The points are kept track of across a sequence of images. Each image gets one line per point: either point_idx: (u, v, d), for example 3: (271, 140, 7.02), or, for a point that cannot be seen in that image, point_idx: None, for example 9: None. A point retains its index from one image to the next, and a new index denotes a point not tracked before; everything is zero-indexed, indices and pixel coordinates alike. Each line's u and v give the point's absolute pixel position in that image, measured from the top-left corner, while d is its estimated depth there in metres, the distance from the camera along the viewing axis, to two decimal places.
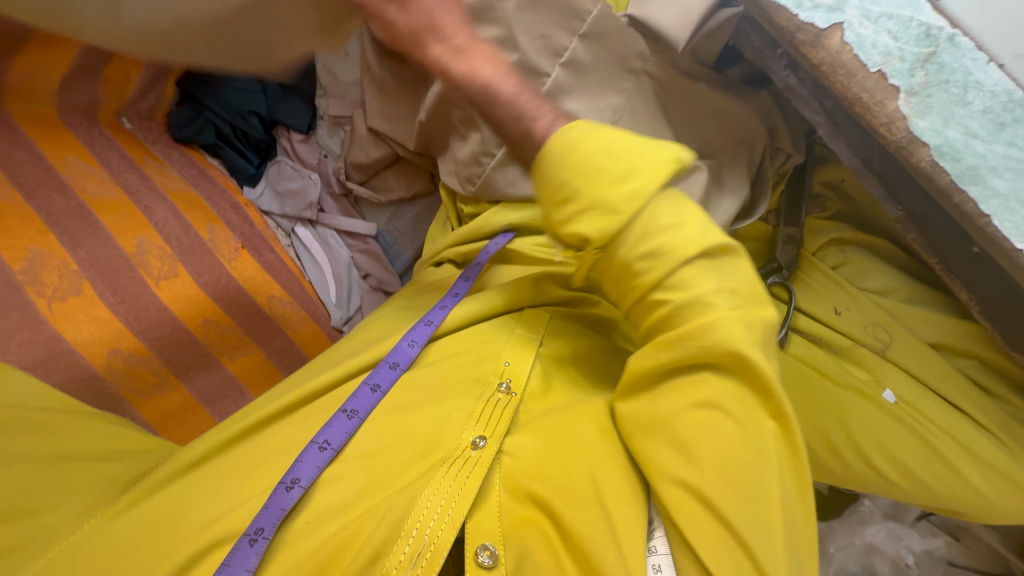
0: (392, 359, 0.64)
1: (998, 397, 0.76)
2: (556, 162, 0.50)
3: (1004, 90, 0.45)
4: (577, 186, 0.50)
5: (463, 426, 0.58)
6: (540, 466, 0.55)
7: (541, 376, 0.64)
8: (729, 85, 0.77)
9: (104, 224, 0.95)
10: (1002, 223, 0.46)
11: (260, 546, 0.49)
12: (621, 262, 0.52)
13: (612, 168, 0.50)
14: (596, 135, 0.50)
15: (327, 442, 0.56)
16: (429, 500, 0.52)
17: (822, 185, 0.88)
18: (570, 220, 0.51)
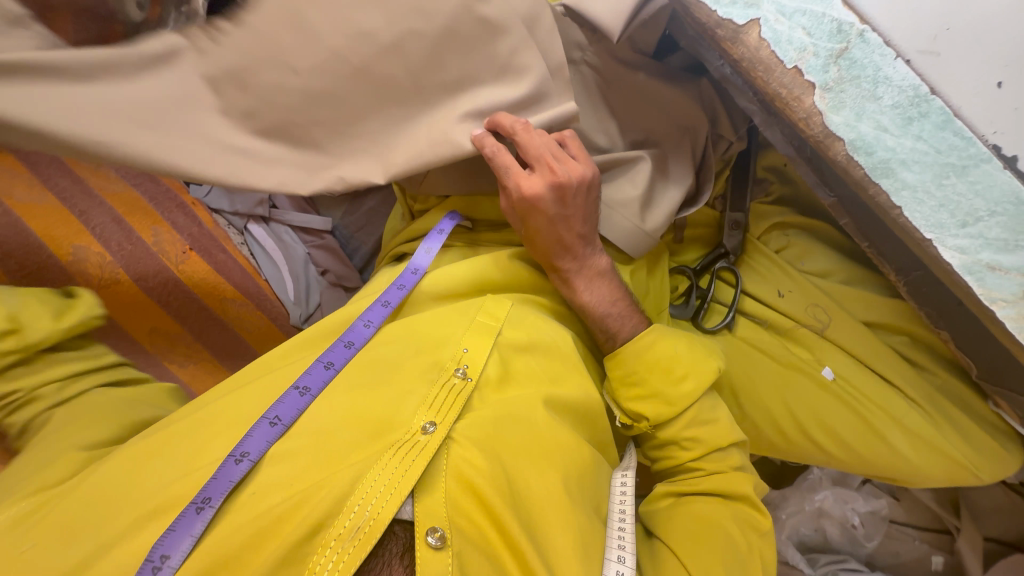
0: (347, 338, 0.61)
1: (925, 368, 0.80)
2: (631, 357, 0.69)
3: (910, 86, 0.46)
4: (646, 379, 0.69)
5: (416, 410, 0.55)
6: (481, 457, 0.53)
7: (498, 365, 0.62)
8: (670, 74, 0.77)
9: (35, 231, 0.91)
10: (911, 214, 0.48)
11: (207, 515, 0.46)
12: (667, 434, 0.71)
13: (673, 372, 0.69)
14: (666, 342, 0.70)
15: (278, 418, 0.52)
16: (374, 478, 0.48)
17: (766, 170, 0.89)
18: (634, 398, 0.70)
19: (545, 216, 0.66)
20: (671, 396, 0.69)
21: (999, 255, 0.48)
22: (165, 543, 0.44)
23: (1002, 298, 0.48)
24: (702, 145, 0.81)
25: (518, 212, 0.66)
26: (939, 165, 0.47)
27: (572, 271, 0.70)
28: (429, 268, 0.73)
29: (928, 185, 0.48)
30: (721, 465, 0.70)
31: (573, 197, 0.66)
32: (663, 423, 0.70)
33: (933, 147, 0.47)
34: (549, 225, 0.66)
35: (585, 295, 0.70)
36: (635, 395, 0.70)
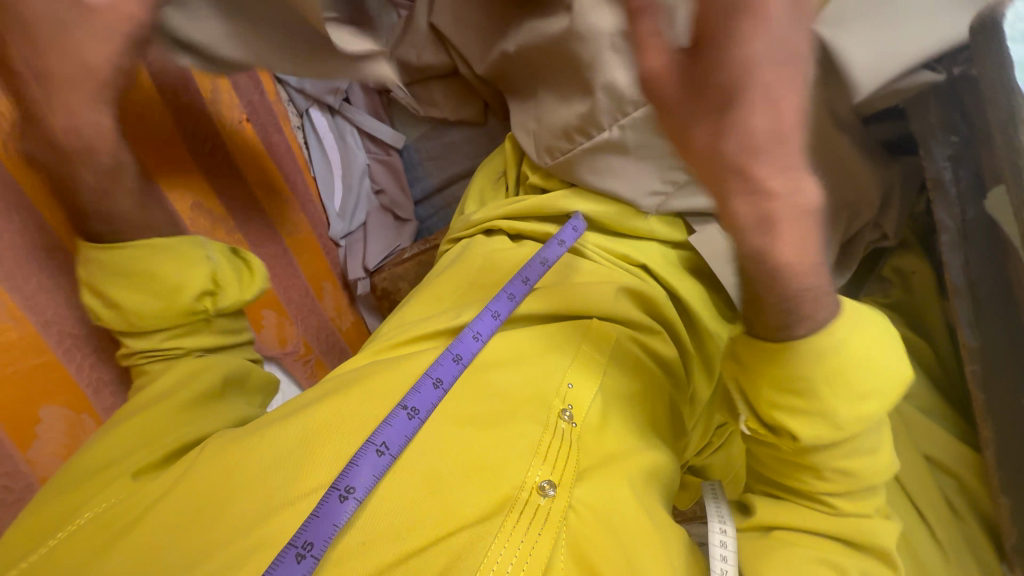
0: (456, 350, 0.60)
1: (959, 515, 0.77)
2: (815, 356, 0.47)
3: None
4: (817, 391, 0.48)
5: (529, 462, 0.53)
6: (603, 535, 0.51)
7: (600, 410, 0.60)
8: (868, 147, 0.68)
9: None
10: None
11: (309, 565, 0.44)
12: (810, 459, 0.52)
13: (860, 386, 0.49)
14: (862, 339, 0.49)
15: (385, 446, 0.51)
16: (498, 553, 0.47)
17: (892, 270, 0.85)
18: (791, 411, 0.50)
19: (760, 30, 0.36)
20: (841, 418, 0.49)
21: None
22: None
23: None
24: (858, 227, 0.73)
25: (708, 19, 0.37)
26: None
27: (732, 155, 0.39)
28: (540, 278, 0.70)
29: None
30: (862, 506, 0.55)
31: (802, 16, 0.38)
32: (815, 446, 0.51)
33: None
34: (744, 49, 0.37)
35: (744, 216, 0.41)
36: (792, 407, 0.49)
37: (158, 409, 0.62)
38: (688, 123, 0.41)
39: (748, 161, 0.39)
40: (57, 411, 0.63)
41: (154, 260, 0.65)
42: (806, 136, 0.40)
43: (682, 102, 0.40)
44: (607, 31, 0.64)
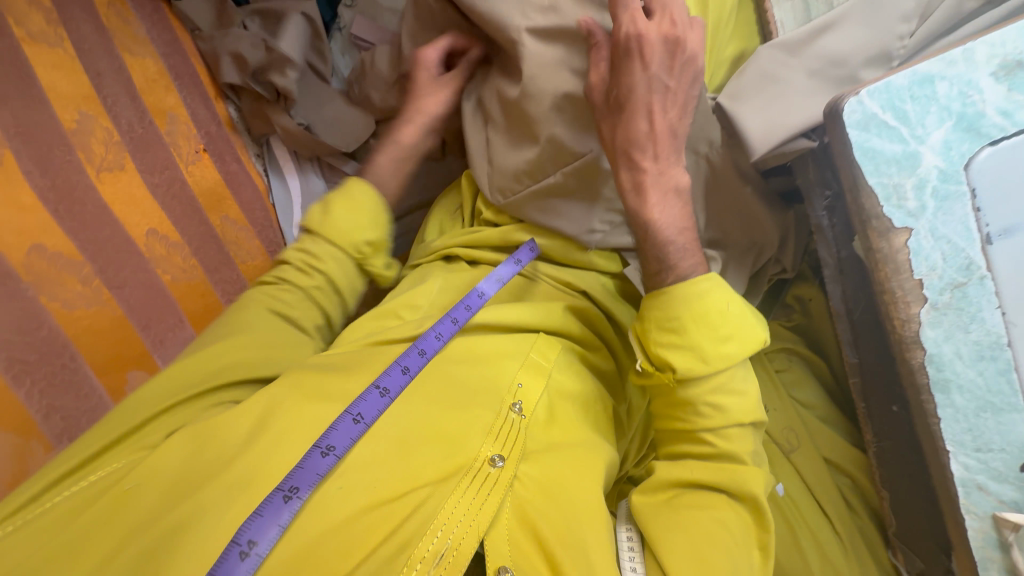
0: (420, 346, 0.68)
1: (853, 509, 0.91)
2: (680, 301, 0.62)
3: (995, 334, 0.53)
4: (687, 328, 0.62)
5: (482, 440, 0.61)
6: (540, 500, 0.59)
7: (548, 407, 0.68)
8: (769, 196, 0.81)
9: (40, 81, 0.74)
10: (944, 426, 0.58)
11: (294, 506, 0.51)
12: (682, 395, 0.64)
13: (721, 327, 0.62)
14: (723, 294, 0.63)
15: (360, 416, 0.59)
16: (452, 508, 0.55)
17: (795, 297, 0.99)
18: (667, 344, 0.63)
19: (642, 70, 0.65)
20: (706, 352, 0.62)
21: (991, 480, 0.58)
22: (252, 527, 0.49)
23: (976, 511, 0.58)
24: (763, 261, 0.85)
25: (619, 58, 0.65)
26: (984, 400, 0.56)
27: (619, 141, 0.67)
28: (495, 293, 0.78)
29: (969, 412, 0.57)
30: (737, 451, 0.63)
31: (678, 73, 0.66)
32: (688, 380, 0.63)
33: (987, 385, 0.55)
34: (625, 84, 0.65)
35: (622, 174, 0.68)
36: (671, 342, 0.63)
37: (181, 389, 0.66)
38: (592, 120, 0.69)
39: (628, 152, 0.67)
40: (3, 438, 0.62)
41: (372, 208, 0.86)
42: (669, 142, 0.67)
43: (604, 111, 0.68)
44: (552, 96, 0.73)
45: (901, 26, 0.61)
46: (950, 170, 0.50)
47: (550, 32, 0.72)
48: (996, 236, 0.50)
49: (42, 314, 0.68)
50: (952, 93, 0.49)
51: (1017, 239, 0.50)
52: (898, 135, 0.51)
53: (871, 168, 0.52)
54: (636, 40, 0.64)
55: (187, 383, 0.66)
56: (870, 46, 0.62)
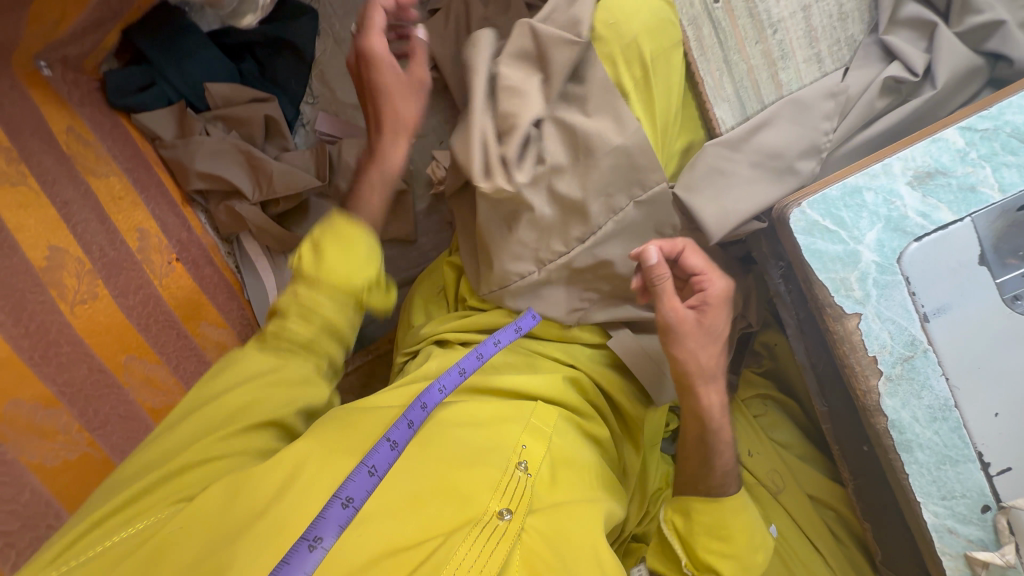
0: (423, 399, 0.69)
1: (842, 542, 0.97)
2: (730, 514, 0.69)
3: (943, 398, 0.60)
4: (734, 537, 0.69)
5: (490, 495, 0.62)
6: (550, 553, 0.60)
7: (550, 468, 0.70)
8: (728, 263, 0.88)
9: (7, 223, 0.72)
10: (912, 480, 0.63)
11: (319, 555, 0.50)
12: None
13: (755, 536, 0.71)
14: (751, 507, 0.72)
15: (374, 468, 0.59)
16: (461, 555, 0.56)
17: (761, 345, 1.05)
18: (716, 554, 0.69)
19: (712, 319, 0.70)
20: (745, 561, 0.69)
21: (958, 523, 0.64)
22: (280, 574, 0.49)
23: (950, 552, 0.64)
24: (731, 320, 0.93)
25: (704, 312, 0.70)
26: (942, 454, 0.62)
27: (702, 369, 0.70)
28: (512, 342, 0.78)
29: (931, 465, 0.63)
30: None
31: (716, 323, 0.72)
32: None
33: (942, 442, 0.61)
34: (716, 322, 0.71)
35: (711, 395, 0.72)
36: (718, 551, 0.69)
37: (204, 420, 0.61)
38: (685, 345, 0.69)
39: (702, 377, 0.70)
40: None
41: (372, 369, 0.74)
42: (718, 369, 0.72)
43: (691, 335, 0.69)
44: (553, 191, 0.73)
45: (825, 124, 0.69)
46: (885, 262, 0.56)
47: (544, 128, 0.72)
48: (932, 314, 0.57)
49: (23, 477, 0.65)
50: (878, 200, 0.56)
51: (949, 317, 0.57)
52: (839, 237, 0.57)
53: (820, 266, 0.57)
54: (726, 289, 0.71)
55: (206, 423, 0.62)
56: (801, 141, 0.70)
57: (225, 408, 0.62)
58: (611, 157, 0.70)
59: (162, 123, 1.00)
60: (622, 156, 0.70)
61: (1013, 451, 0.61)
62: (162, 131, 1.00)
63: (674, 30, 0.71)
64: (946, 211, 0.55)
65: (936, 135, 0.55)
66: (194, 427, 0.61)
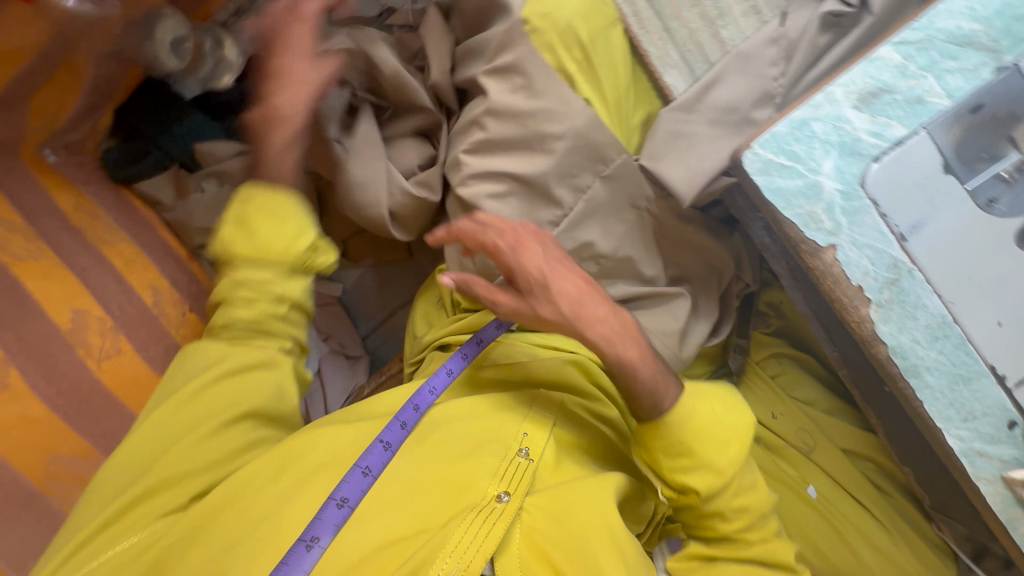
0: (415, 401, 0.72)
1: (888, 493, 0.95)
2: (677, 427, 0.69)
3: (940, 315, 0.58)
4: (694, 450, 0.69)
5: (488, 480, 0.66)
6: (551, 525, 0.64)
7: (554, 451, 0.73)
8: (710, 226, 0.88)
9: (33, 296, 0.78)
10: (928, 405, 0.61)
11: (315, 554, 0.55)
12: (712, 507, 0.70)
13: (717, 438, 0.70)
14: (704, 408, 0.71)
15: (369, 468, 0.63)
16: (460, 535, 0.59)
17: (767, 304, 1.03)
18: (682, 469, 0.69)
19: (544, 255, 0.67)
20: (717, 465, 0.69)
21: (987, 445, 0.61)
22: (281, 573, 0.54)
23: (985, 477, 0.61)
24: (726, 282, 0.93)
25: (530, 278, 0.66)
26: (953, 374, 0.60)
27: (574, 313, 0.67)
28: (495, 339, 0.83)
29: (944, 387, 0.60)
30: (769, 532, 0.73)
31: (558, 268, 0.68)
32: (711, 496, 0.70)
33: (951, 360, 0.59)
34: (530, 270, 0.66)
35: (600, 332, 0.67)
36: (683, 467, 0.69)
37: (190, 419, 0.68)
38: (546, 312, 0.66)
39: (579, 319, 0.67)
40: None
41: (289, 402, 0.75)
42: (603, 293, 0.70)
43: (536, 296, 0.67)
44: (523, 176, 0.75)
45: (772, 70, 0.71)
46: (849, 188, 0.56)
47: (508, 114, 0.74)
48: (909, 233, 0.57)
49: None
50: (828, 129, 0.56)
51: (926, 232, 0.56)
52: (796, 171, 0.57)
53: (784, 204, 0.57)
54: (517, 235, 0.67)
55: (198, 415, 0.68)
56: (752, 93, 0.72)
57: (204, 405, 0.69)
58: (571, 139, 0.72)
59: (161, 188, 1.08)
60: (579, 139, 0.73)
61: None
62: (164, 195, 1.08)
63: (608, 10, 0.74)
64: (898, 127, 0.55)
65: (871, 56, 0.55)
66: (172, 427, 0.67)
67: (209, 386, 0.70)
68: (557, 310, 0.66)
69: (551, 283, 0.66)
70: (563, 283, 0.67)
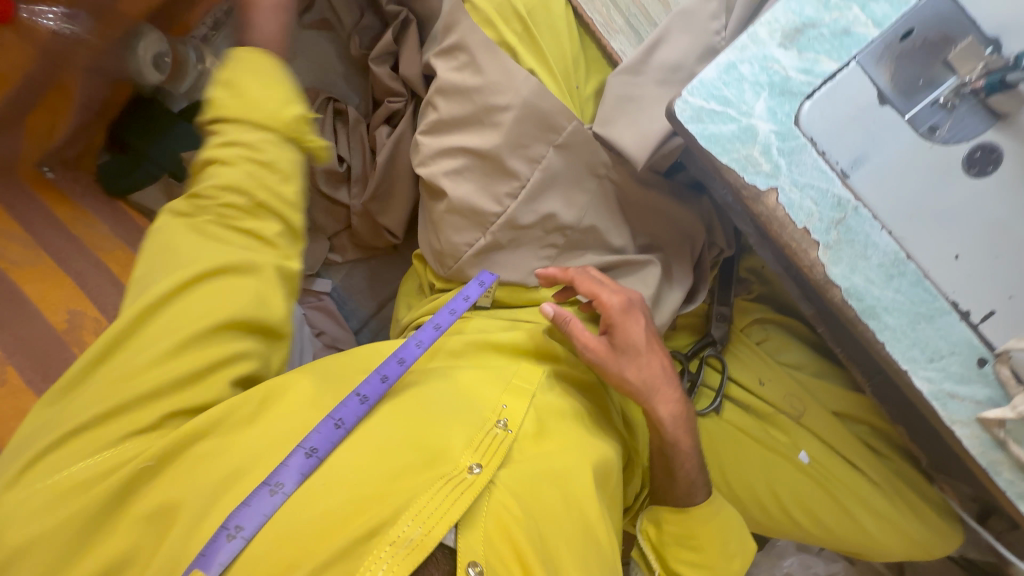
0: (401, 355, 0.70)
1: (884, 455, 0.93)
2: (699, 522, 0.76)
3: (892, 251, 0.57)
4: (704, 548, 0.76)
5: (462, 449, 0.63)
6: (518, 505, 0.61)
7: (535, 421, 0.71)
8: (676, 191, 0.88)
9: (28, 296, 0.84)
10: (891, 347, 0.58)
11: (279, 499, 0.54)
12: None
13: (730, 547, 0.77)
14: (721, 525, 0.77)
15: (341, 421, 0.61)
16: (424, 502, 0.56)
17: (748, 271, 1.02)
18: (683, 557, 0.77)
19: (638, 329, 0.76)
20: (718, 570, 0.76)
21: (958, 385, 0.58)
22: (240, 514, 0.53)
23: (960, 420, 0.58)
24: (699, 249, 0.92)
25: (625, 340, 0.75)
26: (912, 313, 0.58)
27: (647, 383, 0.74)
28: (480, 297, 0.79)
29: (904, 327, 0.58)
30: None
31: (648, 345, 0.76)
32: None
33: (909, 298, 0.58)
34: (632, 336, 0.75)
35: (660, 409, 0.74)
36: (688, 558, 0.77)
37: (169, 327, 0.62)
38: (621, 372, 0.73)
39: (649, 395, 0.74)
40: None
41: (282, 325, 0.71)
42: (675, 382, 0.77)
43: (614, 359, 0.74)
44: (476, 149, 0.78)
45: (714, 24, 0.73)
46: (784, 128, 0.56)
47: (456, 90, 0.78)
48: (851, 169, 0.56)
49: None
50: (756, 70, 0.56)
51: (868, 167, 0.56)
52: (729, 116, 0.56)
53: (720, 150, 0.57)
54: (625, 302, 0.76)
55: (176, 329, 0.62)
56: (695, 48, 0.73)
57: (179, 316, 0.63)
58: (518, 107, 0.74)
59: (155, 199, 1.13)
60: (526, 109, 0.74)
61: (990, 292, 0.57)
62: (156, 204, 1.12)
63: None
64: (827, 62, 0.55)
65: None
66: (162, 335, 0.62)
67: (190, 300, 0.64)
68: (638, 378, 0.74)
69: (641, 352, 0.75)
70: (649, 359, 0.75)
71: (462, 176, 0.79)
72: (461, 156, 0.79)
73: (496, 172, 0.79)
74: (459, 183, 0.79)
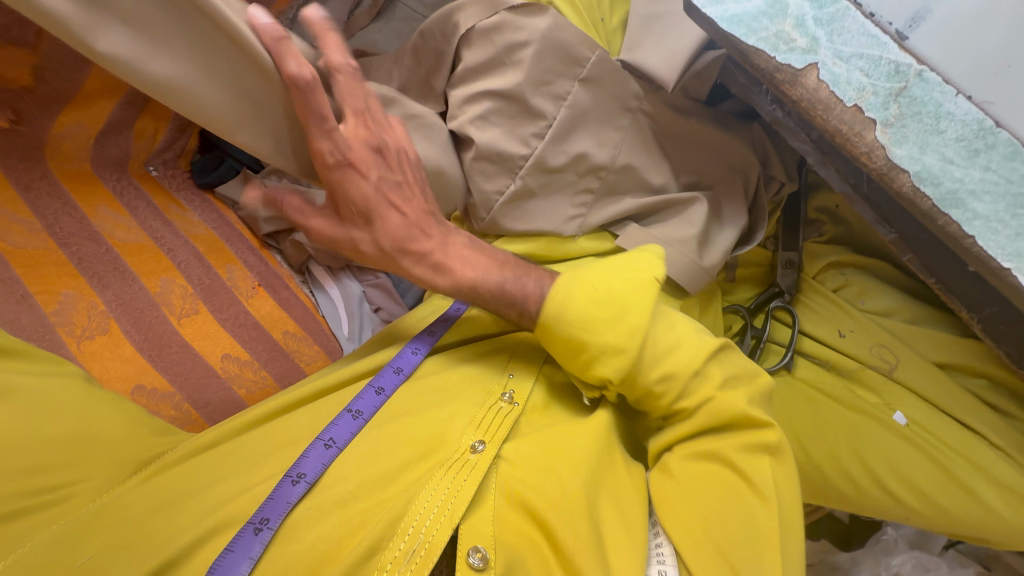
0: (397, 364, 0.67)
1: (1012, 416, 0.79)
2: (557, 315, 0.60)
3: (974, 119, 0.48)
4: (587, 336, 0.59)
5: (464, 430, 0.61)
6: (539, 475, 0.58)
7: (543, 392, 0.68)
8: (719, 118, 0.81)
9: (130, 267, 0.98)
10: (986, 243, 0.47)
11: (264, 537, 0.51)
12: (642, 387, 0.60)
13: (606, 312, 0.59)
14: (583, 286, 0.61)
15: (332, 441, 0.59)
16: (427, 499, 0.54)
17: (817, 211, 0.90)
18: (591, 362, 0.60)
19: (363, 176, 0.62)
20: (617, 343, 0.58)
21: None
22: (224, 564, 0.50)
23: None
24: (754, 184, 0.83)
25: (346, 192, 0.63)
26: (1011, 196, 0.47)
27: (387, 245, 0.65)
28: None
29: (1001, 214, 0.47)
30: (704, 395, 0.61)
31: (389, 185, 0.64)
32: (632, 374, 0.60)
33: (1003, 177, 0.47)
34: (356, 186, 0.62)
35: (414, 267, 0.65)
36: (586, 358, 0.60)
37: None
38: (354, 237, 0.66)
39: (398, 257, 0.65)
40: None
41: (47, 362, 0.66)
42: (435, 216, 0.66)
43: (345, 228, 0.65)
44: (501, 94, 0.75)
45: None
46: None
47: (476, 39, 0.77)
48: (908, 29, 0.49)
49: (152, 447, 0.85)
50: None
51: (930, 23, 0.49)
52: None
53: (745, 31, 0.52)
54: (349, 137, 0.61)
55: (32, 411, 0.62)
56: None
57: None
58: (541, 41, 0.74)
59: (235, 190, 1.26)
60: (546, 42, 0.73)
61: None
62: (236, 195, 1.25)
63: None
64: None
65: None
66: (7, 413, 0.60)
67: None
68: (376, 236, 0.65)
69: (372, 202, 0.63)
70: (388, 210, 0.64)
71: (488, 122, 0.76)
72: (483, 100, 0.76)
73: (525, 114, 0.76)
74: (486, 129, 0.76)
